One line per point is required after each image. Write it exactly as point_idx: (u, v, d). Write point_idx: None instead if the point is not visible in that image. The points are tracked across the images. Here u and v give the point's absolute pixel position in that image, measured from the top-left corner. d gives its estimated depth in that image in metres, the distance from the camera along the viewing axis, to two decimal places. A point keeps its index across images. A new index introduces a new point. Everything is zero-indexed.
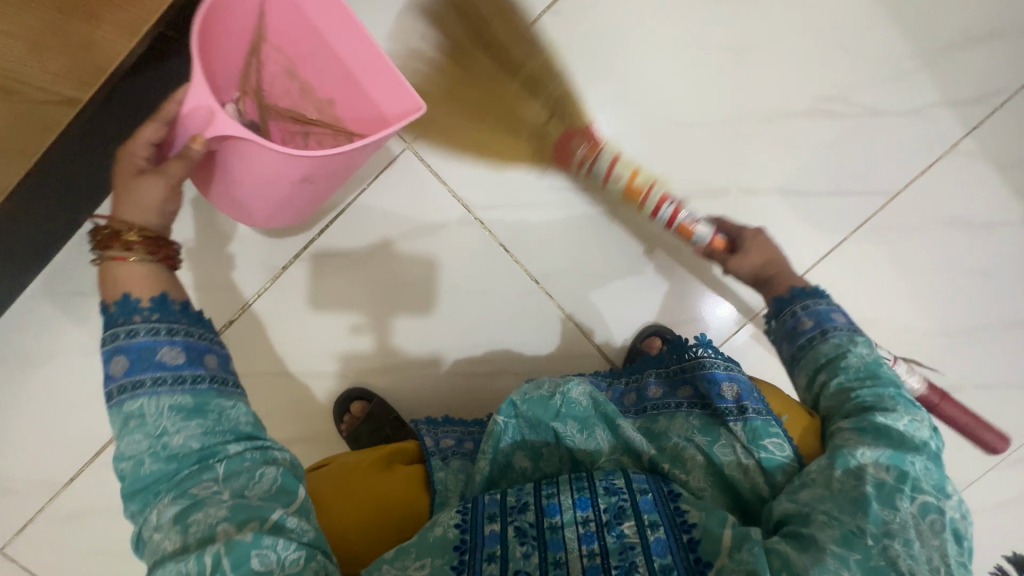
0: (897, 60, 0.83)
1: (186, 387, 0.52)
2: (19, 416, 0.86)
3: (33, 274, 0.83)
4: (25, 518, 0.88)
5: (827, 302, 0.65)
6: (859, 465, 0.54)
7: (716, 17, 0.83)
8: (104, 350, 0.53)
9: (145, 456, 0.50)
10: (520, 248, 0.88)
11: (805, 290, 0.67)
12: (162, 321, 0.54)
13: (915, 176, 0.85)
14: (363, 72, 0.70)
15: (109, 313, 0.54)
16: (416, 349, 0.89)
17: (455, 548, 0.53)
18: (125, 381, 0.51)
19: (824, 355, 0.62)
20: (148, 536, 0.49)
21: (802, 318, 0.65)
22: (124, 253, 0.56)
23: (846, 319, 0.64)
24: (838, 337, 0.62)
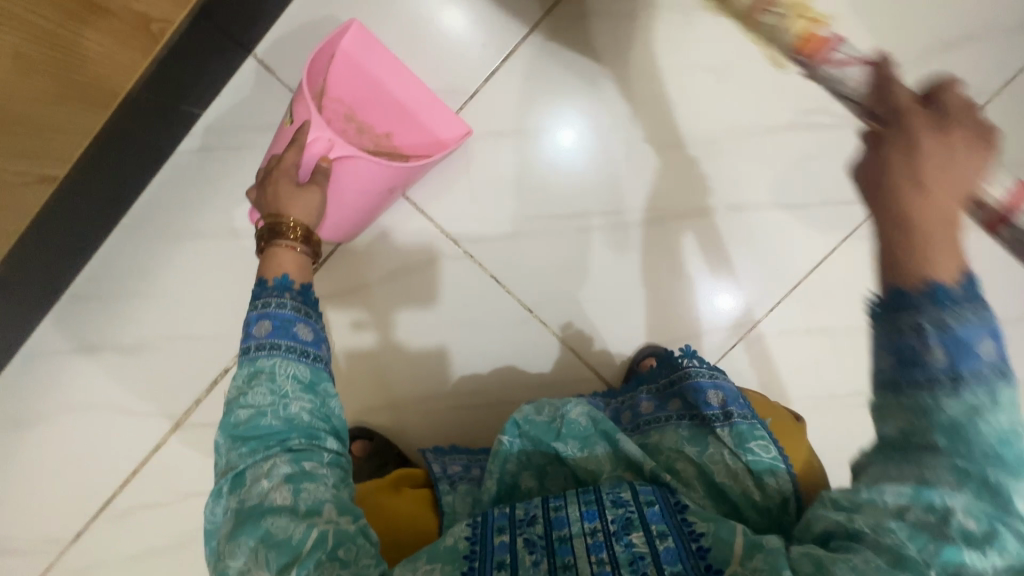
0: None
1: (307, 360, 0.57)
2: (22, 477, 0.86)
3: (24, 334, 0.82)
4: None
5: (980, 324, 0.39)
6: (947, 507, 0.38)
7: (688, 41, 0.86)
8: (250, 314, 0.58)
9: (267, 410, 0.53)
10: (509, 278, 0.88)
11: (952, 294, 0.39)
12: (305, 305, 0.60)
13: None
14: (417, 106, 0.82)
15: (264, 287, 0.60)
16: (411, 386, 0.89)
17: (464, 556, 0.52)
18: (263, 341, 0.56)
19: (947, 412, 0.39)
20: (246, 481, 0.51)
21: (931, 344, 0.39)
22: (291, 244, 0.64)
23: (997, 354, 0.39)
24: (976, 393, 0.39)
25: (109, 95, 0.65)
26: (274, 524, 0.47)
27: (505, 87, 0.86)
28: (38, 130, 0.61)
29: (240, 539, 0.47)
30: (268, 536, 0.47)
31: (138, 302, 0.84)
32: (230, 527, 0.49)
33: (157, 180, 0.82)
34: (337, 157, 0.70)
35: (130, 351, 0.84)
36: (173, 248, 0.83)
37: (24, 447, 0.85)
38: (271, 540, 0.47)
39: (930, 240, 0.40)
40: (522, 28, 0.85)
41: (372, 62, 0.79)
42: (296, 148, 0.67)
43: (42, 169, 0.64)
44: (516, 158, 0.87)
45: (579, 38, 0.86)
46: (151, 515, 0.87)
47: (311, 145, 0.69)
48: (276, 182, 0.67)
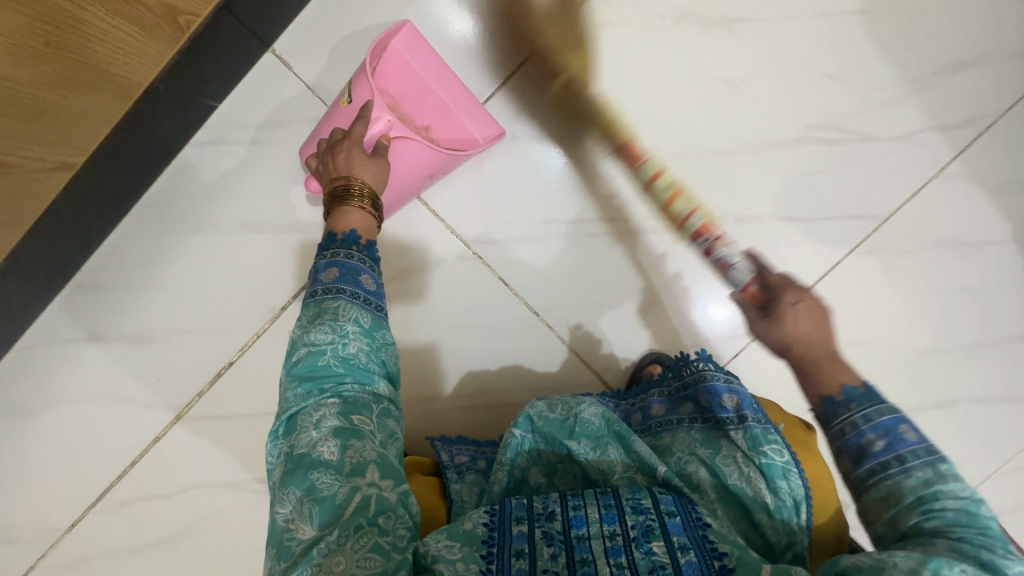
0: (884, 87, 0.84)
1: (370, 308, 0.62)
2: (18, 464, 0.85)
3: (27, 321, 0.82)
4: (22, 568, 0.86)
5: (896, 415, 0.51)
6: None
7: (707, 49, 0.84)
8: (321, 262, 0.64)
9: (327, 349, 0.59)
10: (518, 280, 0.89)
11: (858, 390, 0.53)
12: (370, 259, 0.65)
13: (906, 200, 0.86)
14: (458, 102, 0.82)
15: (333, 238, 0.65)
16: (415, 383, 0.89)
17: (483, 541, 0.52)
18: (330, 286, 0.62)
19: (911, 494, 0.48)
20: (300, 425, 0.57)
21: (868, 435, 0.51)
22: (359, 206, 0.68)
23: (918, 436, 0.50)
24: (918, 468, 0.49)
25: (132, 87, 0.65)
26: (320, 480, 0.53)
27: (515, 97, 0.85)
28: (59, 118, 0.61)
29: (290, 487, 0.53)
30: (314, 489, 0.52)
31: (144, 292, 0.83)
32: (283, 472, 0.55)
33: (169, 170, 0.81)
34: (394, 137, 0.74)
35: (134, 342, 0.84)
36: (182, 239, 0.83)
37: (23, 436, 0.85)
38: (316, 494, 0.52)
39: (826, 372, 0.55)
40: (542, 34, 0.85)
41: (421, 58, 0.80)
42: (361, 123, 0.70)
43: (61, 157, 0.65)
44: (524, 155, 0.87)
45: (592, 44, 0.85)
46: (148, 508, 0.86)
47: (373, 125, 0.72)
48: (348, 150, 0.69)
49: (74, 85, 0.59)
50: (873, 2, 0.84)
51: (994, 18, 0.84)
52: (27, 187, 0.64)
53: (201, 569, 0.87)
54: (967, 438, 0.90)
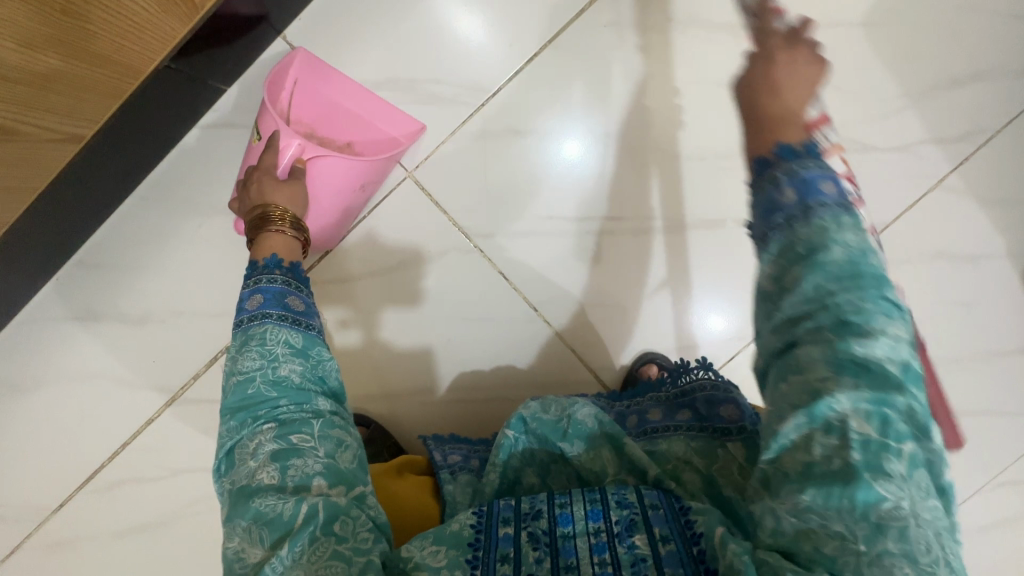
0: (884, 98, 0.86)
1: (301, 328, 0.63)
2: (9, 440, 0.85)
3: (28, 296, 0.82)
4: (10, 544, 0.86)
5: (821, 169, 0.44)
6: (837, 416, 0.39)
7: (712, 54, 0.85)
8: (245, 291, 0.65)
9: (257, 374, 0.58)
10: (517, 276, 0.89)
11: (792, 148, 0.46)
12: (292, 279, 0.66)
13: (903, 211, 0.87)
14: (369, 114, 0.85)
15: (255, 267, 0.67)
16: (411, 374, 0.89)
17: (469, 544, 0.53)
18: (254, 313, 0.62)
19: (804, 241, 0.43)
20: (239, 458, 0.57)
21: (783, 189, 0.44)
22: (280, 229, 0.70)
23: (836, 189, 0.44)
24: (824, 217, 0.43)
25: (139, 60, 0.64)
26: (264, 504, 0.52)
27: (517, 98, 0.87)
28: (70, 87, 0.61)
29: (235, 520, 0.53)
30: (260, 514, 0.52)
31: (144, 272, 0.83)
32: (229, 506, 0.55)
33: (175, 154, 0.82)
34: (309, 158, 0.76)
35: (131, 323, 0.84)
36: (184, 222, 0.83)
37: (15, 414, 0.84)
38: (263, 519, 0.52)
39: (778, 125, 0.47)
40: (552, 31, 0.86)
41: (321, 79, 0.82)
42: (270, 152, 0.74)
43: (70, 128, 0.65)
44: (524, 158, 0.88)
45: (599, 45, 0.86)
46: (137, 491, 0.86)
47: (284, 152, 0.75)
48: (259, 180, 0.73)
49: (87, 56, 0.60)
50: (876, 15, 0.85)
51: (994, 36, 0.85)
52: (36, 155, 0.65)
53: (188, 555, 0.86)
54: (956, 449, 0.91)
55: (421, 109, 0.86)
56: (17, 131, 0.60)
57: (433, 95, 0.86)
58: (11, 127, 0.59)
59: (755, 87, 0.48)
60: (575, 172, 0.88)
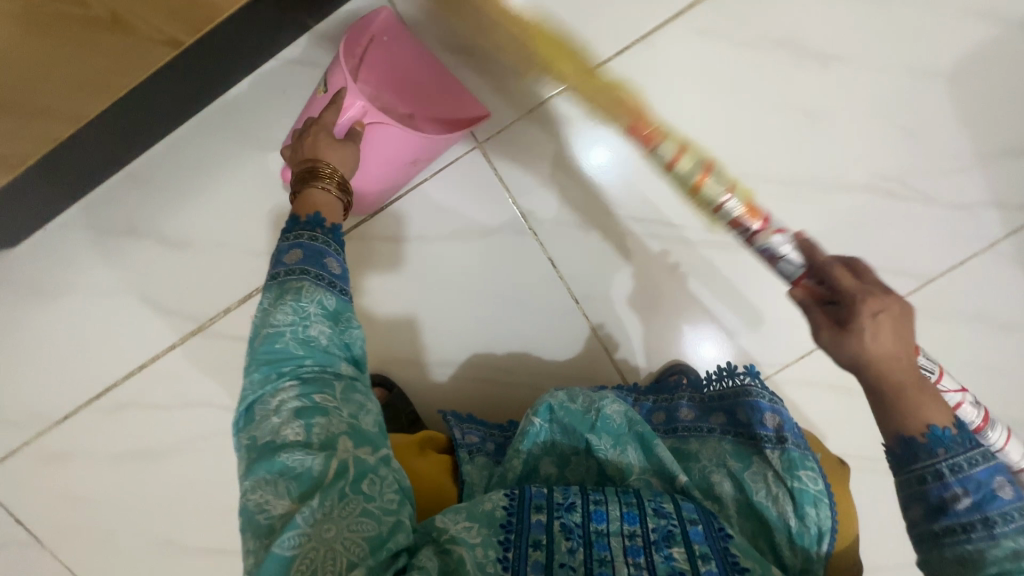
0: (955, 154, 0.86)
1: (335, 290, 0.58)
2: (22, 344, 0.83)
3: (72, 200, 0.81)
4: (8, 449, 0.84)
5: (993, 468, 0.47)
6: None
7: (796, 78, 0.85)
8: (283, 244, 0.60)
9: (286, 330, 0.55)
10: (565, 265, 0.87)
11: (952, 435, 0.47)
12: (335, 242, 0.61)
13: (952, 269, 0.87)
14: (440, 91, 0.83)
15: (298, 221, 0.62)
16: (439, 345, 0.87)
17: (501, 525, 0.49)
18: (292, 268, 0.58)
19: (994, 562, 0.44)
20: (260, 413, 0.53)
21: (953, 488, 0.46)
22: (327, 189, 0.65)
23: (1013, 495, 0.46)
24: (1009, 535, 0.45)
25: None
26: (290, 459, 0.49)
27: None
28: None
29: (257, 472, 0.49)
30: (285, 469, 0.49)
31: (192, 196, 0.82)
32: (248, 460, 0.51)
33: (245, 84, 0.80)
34: (370, 123, 0.73)
35: (170, 245, 0.82)
36: (242, 153, 0.81)
37: (34, 317, 0.83)
38: (288, 474, 0.49)
39: (919, 398, 0.49)
40: (646, 27, 0.85)
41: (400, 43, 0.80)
42: (333, 108, 0.70)
43: (171, 32, 0.65)
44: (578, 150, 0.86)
45: (689, 49, 0.85)
46: (146, 417, 0.84)
47: (346, 110, 0.71)
48: (314, 133, 0.68)
49: None
50: (963, 70, 0.85)
51: None
52: (135, 58, 0.66)
53: (188, 488, 0.85)
54: None
55: (499, 82, 0.85)
56: (129, 25, 0.61)
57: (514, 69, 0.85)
58: (124, 20, 0.61)
59: (867, 350, 0.48)
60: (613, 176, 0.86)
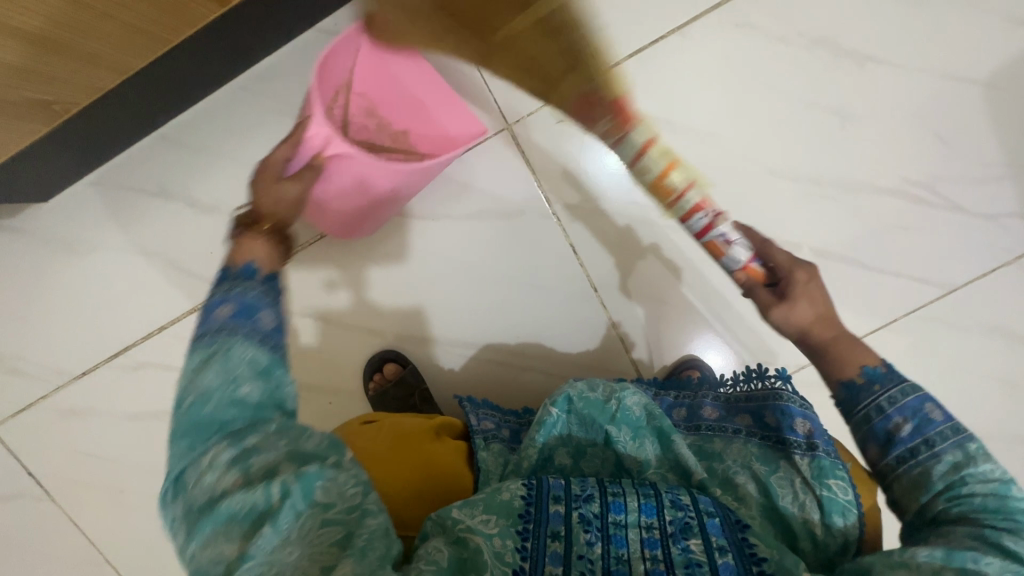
0: (985, 162, 0.85)
1: (268, 341, 0.47)
2: (47, 299, 0.84)
3: (105, 159, 0.82)
4: (26, 401, 0.85)
5: (921, 395, 0.51)
6: (980, 570, 0.41)
7: (830, 77, 0.85)
8: (212, 298, 0.49)
9: (213, 394, 0.44)
10: (586, 252, 0.87)
11: (880, 371, 0.53)
12: (274, 292, 0.51)
13: (975, 278, 0.86)
14: (433, 102, 0.81)
15: (228, 273, 0.51)
16: (455, 325, 0.87)
17: (519, 515, 0.48)
18: (222, 323, 0.47)
19: (940, 478, 0.48)
20: (185, 483, 0.43)
21: (892, 417, 0.51)
22: (255, 238, 0.55)
23: (944, 415, 0.50)
24: (948, 451, 0.49)
25: None
26: (230, 511, 0.40)
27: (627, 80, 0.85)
28: None
29: (195, 544, 0.41)
30: (227, 530, 0.40)
31: (222, 163, 0.83)
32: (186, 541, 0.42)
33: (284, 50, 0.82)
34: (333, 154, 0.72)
35: (197, 209, 0.83)
36: (274, 122, 0.82)
37: (60, 273, 0.84)
38: (231, 531, 0.40)
39: (841, 348, 0.56)
40: (682, 18, 0.85)
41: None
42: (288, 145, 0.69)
43: None
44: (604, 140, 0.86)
45: (724, 43, 0.85)
46: (163, 377, 0.85)
47: (310, 140, 0.71)
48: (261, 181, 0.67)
49: None
50: (1000, 78, 0.85)
51: None
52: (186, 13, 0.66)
53: None
54: None
55: None
56: None
57: None
58: None
59: (797, 323, 0.57)
60: None
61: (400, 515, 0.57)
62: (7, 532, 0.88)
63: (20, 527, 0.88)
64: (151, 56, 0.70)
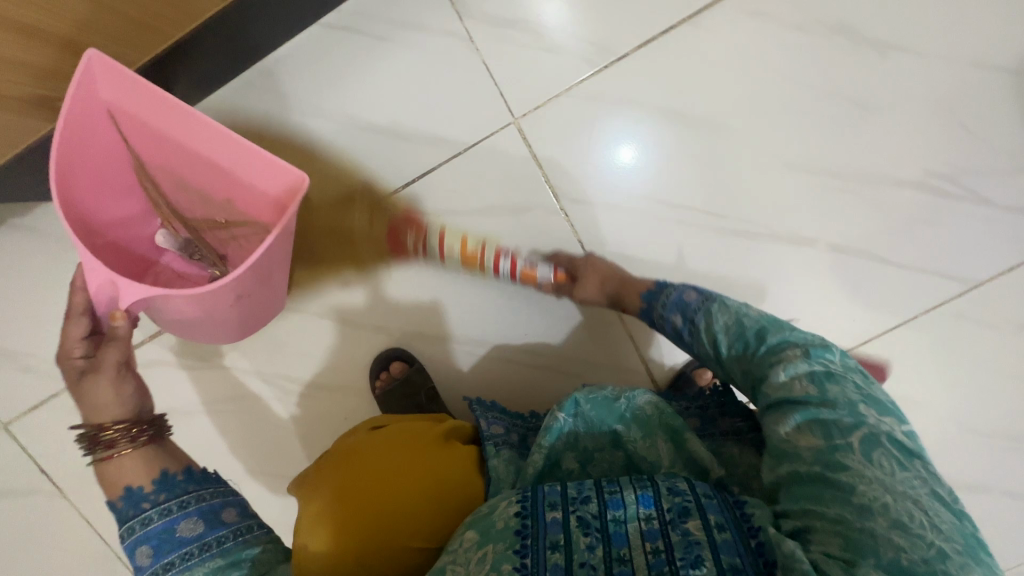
0: (1012, 152, 0.82)
1: (210, 550, 0.49)
2: (56, 298, 0.85)
3: None
4: (36, 400, 0.86)
5: (675, 297, 0.69)
6: (789, 436, 0.50)
7: (847, 66, 0.82)
8: (125, 545, 0.51)
9: None
10: (598, 249, 0.85)
11: (654, 294, 0.73)
12: (174, 499, 0.51)
13: (1000, 273, 0.83)
14: (211, 153, 0.66)
15: (118, 509, 0.52)
16: (461, 324, 0.86)
17: (515, 533, 0.46)
18: (154, 568, 0.49)
19: (708, 343, 0.63)
20: None
21: (670, 318, 0.68)
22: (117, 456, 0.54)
23: (696, 292, 0.68)
24: (703, 324, 0.64)
25: None
26: None
27: (638, 72, 0.83)
28: None
29: None
30: None
31: None
32: None
33: (290, 45, 0.83)
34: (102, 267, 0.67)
35: None
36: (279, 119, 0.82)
37: (73, 272, 0.84)
38: None
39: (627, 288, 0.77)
40: (693, 8, 0.83)
41: (150, 109, 0.64)
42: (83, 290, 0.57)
43: None
44: (614, 135, 0.84)
45: (736, 32, 0.83)
46: (171, 376, 0.85)
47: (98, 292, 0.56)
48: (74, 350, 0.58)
49: None
50: None
51: None
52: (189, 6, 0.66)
53: (205, 450, 0.86)
54: (1001, 536, 0.85)
55: (538, 58, 0.84)
56: None
57: (554, 46, 0.84)
58: None
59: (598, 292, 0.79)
60: (650, 164, 0.84)
61: (407, 525, 0.55)
62: (18, 530, 0.88)
63: (31, 524, 0.88)
64: (156, 51, 0.70)
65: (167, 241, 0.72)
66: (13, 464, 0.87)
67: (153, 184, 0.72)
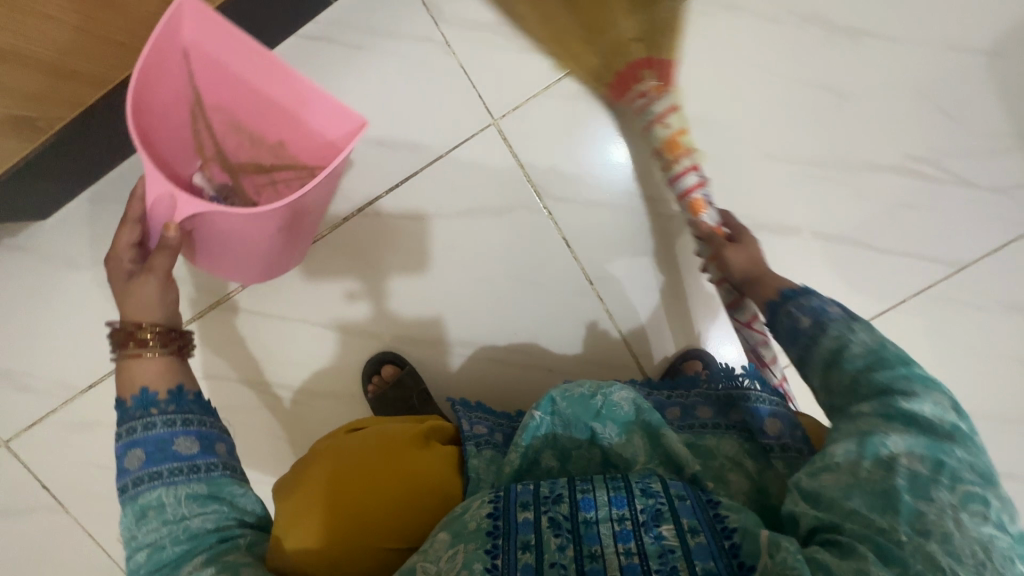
0: (991, 133, 0.82)
1: (201, 475, 0.48)
2: (50, 315, 0.86)
3: (99, 175, 0.84)
4: (34, 417, 0.87)
5: (802, 293, 0.56)
6: (889, 453, 0.43)
7: (821, 55, 0.83)
8: (120, 444, 0.48)
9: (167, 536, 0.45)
10: (582, 245, 0.86)
11: (794, 290, 0.57)
12: (186, 412, 0.50)
13: (987, 254, 0.83)
14: (289, 104, 0.65)
15: (126, 407, 0.50)
16: (451, 325, 0.87)
17: (487, 533, 0.47)
18: (140, 474, 0.47)
19: (824, 350, 0.52)
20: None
21: (797, 317, 0.55)
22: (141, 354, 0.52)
23: (841, 309, 0.54)
24: (835, 328, 0.52)
25: None
26: None
27: None
28: None
29: None
30: None
31: None
32: None
33: None
34: None
35: None
36: None
37: (66, 289, 0.86)
38: None
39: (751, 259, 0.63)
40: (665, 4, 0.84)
41: (232, 52, 0.62)
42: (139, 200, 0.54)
43: None
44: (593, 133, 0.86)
45: (709, 26, 0.84)
46: None
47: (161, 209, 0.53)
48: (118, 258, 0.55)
49: None
50: (1003, 45, 0.82)
51: None
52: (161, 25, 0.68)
53: None
54: None
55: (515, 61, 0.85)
56: None
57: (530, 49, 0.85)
58: None
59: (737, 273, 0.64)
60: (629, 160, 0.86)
61: (386, 525, 0.56)
62: (22, 546, 0.89)
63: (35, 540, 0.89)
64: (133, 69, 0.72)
65: (205, 186, 0.72)
66: (13, 481, 0.88)
67: (202, 121, 0.68)
